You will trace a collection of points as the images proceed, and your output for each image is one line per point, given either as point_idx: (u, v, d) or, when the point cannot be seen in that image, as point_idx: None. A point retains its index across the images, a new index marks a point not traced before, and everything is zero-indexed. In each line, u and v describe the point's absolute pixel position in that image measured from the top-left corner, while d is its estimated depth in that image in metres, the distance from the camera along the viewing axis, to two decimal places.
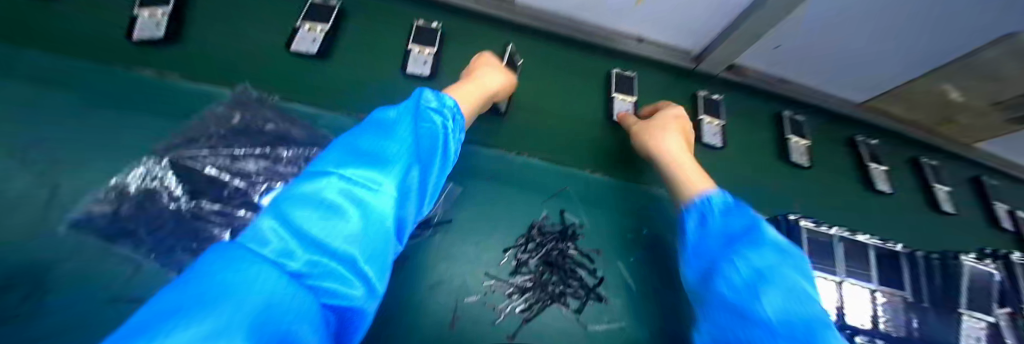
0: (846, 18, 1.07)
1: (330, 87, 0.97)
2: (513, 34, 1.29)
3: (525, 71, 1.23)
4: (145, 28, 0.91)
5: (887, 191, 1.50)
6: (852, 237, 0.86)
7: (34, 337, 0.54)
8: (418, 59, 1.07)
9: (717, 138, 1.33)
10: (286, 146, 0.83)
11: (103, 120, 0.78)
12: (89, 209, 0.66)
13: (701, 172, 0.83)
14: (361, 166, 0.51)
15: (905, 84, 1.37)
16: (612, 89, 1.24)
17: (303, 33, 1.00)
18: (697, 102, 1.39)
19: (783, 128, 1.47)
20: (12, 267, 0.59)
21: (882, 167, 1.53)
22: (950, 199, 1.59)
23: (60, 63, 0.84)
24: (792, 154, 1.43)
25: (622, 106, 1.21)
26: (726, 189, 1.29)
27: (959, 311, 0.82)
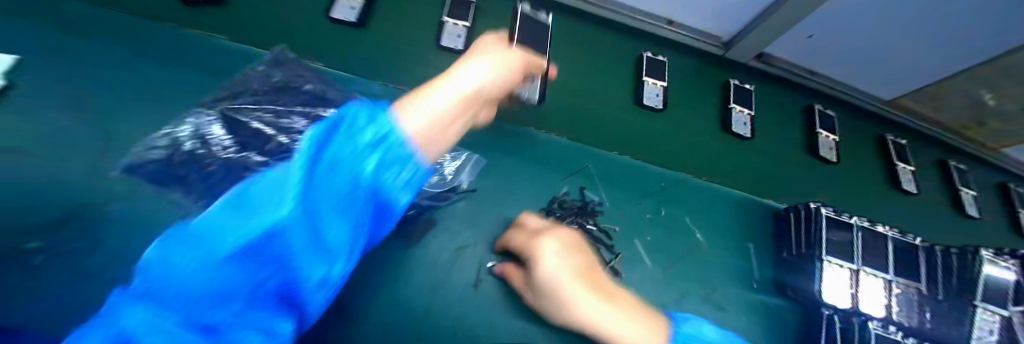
0: (894, 5, 1.02)
1: (365, 54, 1.02)
2: (541, 10, 1.29)
3: (551, 48, 1.24)
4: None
5: (912, 192, 1.48)
6: (872, 227, 0.87)
7: (113, 259, 0.62)
8: (452, 33, 1.08)
9: (747, 128, 1.31)
10: (320, 104, 0.82)
11: (156, 75, 0.86)
12: (135, 154, 0.71)
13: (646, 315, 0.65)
14: (235, 212, 0.33)
15: (942, 80, 1.33)
16: (644, 73, 1.25)
17: (342, 0, 1.04)
18: (728, 90, 1.37)
19: (811, 121, 1.45)
20: (90, 198, 0.67)
21: (909, 168, 1.52)
22: (976, 204, 1.56)
23: (120, 20, 0.93)
24: (821, 149, 1.41)
25: (654, 91, 1.23)
26: (755, 178, 1.26)
27: (973, 303, 0.81)
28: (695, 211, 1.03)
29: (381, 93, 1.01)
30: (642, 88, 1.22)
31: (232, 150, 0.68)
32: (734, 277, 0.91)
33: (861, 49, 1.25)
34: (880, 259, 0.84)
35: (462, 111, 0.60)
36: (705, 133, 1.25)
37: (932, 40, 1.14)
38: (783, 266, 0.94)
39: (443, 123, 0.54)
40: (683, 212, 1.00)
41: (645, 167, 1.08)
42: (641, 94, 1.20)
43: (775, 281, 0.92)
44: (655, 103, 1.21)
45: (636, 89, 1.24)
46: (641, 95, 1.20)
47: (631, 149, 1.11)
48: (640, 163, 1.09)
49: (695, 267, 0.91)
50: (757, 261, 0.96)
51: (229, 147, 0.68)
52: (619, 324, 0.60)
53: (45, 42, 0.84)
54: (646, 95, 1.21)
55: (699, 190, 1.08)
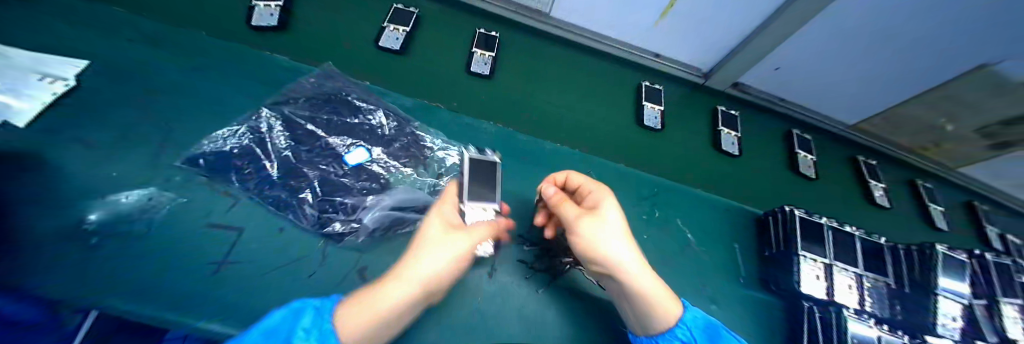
0: (847, 34, 1.19)
1: (405, 78, 1.26)
2: (547, 43, 1.54)
3: (557, 74, 1.46)
4: (262, 18, 1.24)
5: (886, 206, 1.62)
6: (839, 226, 1.04)
7: (178, 238, 0.76)
8: (479, 60, 1.34)
9: (736, 147, 1.48)
10: (366, 114, 1.03)
11: (214, 85, 1.01)
12: (201, 149, 0.85)
13: (667, 293, 0.70)
14: None
15: (891, 108, 1.52)
16: (642, 98, 1.46)
17: (390, 32, 1.31)
18: (716, 116, 1.54)
19: (792, 145, 1.62)
20: (161, 186, 0.81)
21: (881, 185, 1.66)
22: (945, 218, 1.69)
23: (192, 38, 1.11)
24: (801, 166, 1.57)
25: (651, 113, 1.42)
26: (739, 188, 1.40)
27: (934, 292, 0.97)
28: (684, 213, 1.16)
29: (412, 108, 1.13)
30: (642, 112, 1.42)
31: (287, 145, 0.89)
32: (718, 275, 1.05)
33: (823, 77, 1.43)
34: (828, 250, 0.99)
35: (416, 303, 0.62)
36: (689, 151, 1.43)
37: (881, 70, 1.32)
38: (769, 265, 1.09)
39: (389, 319, 0.57)
40: (674, 214, 1.14)
41: (641, 174, 1.20)
42: (641, 117, 1.41)
43: (760, 278, 1.08)
44: (653, 124, 1.41)
45: (637, 113, 1.44)
46: (642, 117, 1.41)
47: (621, 161, 1.29)
48: (634, 170, 1.22)
49: (682, 264, 1.03)
50: (742, 260, 1.11)
51: (285, 142, 0.89)
52: (647, 280, 0.68)
53: (130, 61, 1.00)
54: (646, 117, 1.42)
55: (690, 196, 1.20)
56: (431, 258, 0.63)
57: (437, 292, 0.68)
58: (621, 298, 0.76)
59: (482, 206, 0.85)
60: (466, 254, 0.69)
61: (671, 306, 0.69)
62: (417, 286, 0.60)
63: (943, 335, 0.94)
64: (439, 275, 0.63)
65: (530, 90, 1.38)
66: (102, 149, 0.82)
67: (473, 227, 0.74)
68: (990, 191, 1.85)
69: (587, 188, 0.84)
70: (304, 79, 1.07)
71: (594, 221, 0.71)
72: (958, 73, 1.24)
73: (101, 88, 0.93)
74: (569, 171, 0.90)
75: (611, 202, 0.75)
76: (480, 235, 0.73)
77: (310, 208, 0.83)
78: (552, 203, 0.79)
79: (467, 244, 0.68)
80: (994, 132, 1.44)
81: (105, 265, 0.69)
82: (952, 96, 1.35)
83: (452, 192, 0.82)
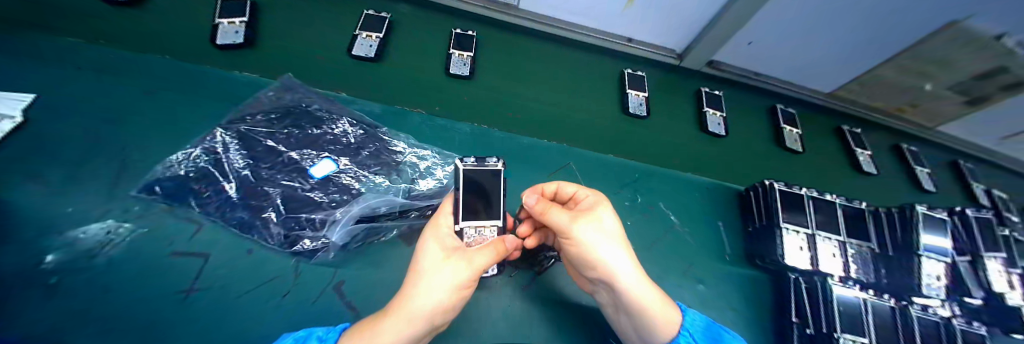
0: (814, 7, 1.18)
1: (379, 85, 1.22)
2: (522, 37, 1.51)
3: (534, 67, 1.44)
4: (226, 35, 1.17)
5: (871, 172, 1.64)
6: (819, 196, 1.04)
7: (138, 270, 0.72)
8: (458, 61, 1.31)
9: (723, 128, 1.47)
10: (329, 125, 0.99)
11: (172, 110, 0.98)
12: (157, 176, 0.82)
13: (666, 304, 0.67)
14: None
15: (865, 73, 1.53)
16: (626, 86, 1.43)
17: (362, 39, 1.27)
18: (701, 98, 1.53)
19: (776, 119, 1.62)
20: (119, 218, 0.77)
21: (867, 152, 1.68)
22: (931, 179, 1.72)
23: (150, 63, 1.08)
24: (787, 140, 1.57)
25: (635, 101, 1.40)
26: (726, 166, 1.40)
27: (917, 253, 0.98)
28: (665, 198, 1.18)
29: (381, 113, 1.13)
30: (626, 99, 1.40)
31: (246, 164, 0.84)
32: (704, 254, 1.07)
33: (796, 48, 1.43)
34: (808, 219, 0.99)
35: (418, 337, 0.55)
36: (675, 135, 1.41)
37: (851, 36, 1.32)
38: (752, 240, 1.11)
39: None
40: (656, 199, 1.16)
41: (621, 162, 1.23)
42: (627, 105, 1.39)
43: (745, 253, 1.10)
44: (639, 111, 1.39)
45: (622, 101, 1.43)
46: (626, 104, 1.39)
47: (602, 148, 1.27)
48: (613, 157, 1.24)
49: (665, 246, 1.05)
50: (727, 236, 1.13)
51: (243, 161, 0.84)
52: (648, 293, 0.64)
53: (84, 91, 0.96)
54: (631, 104, 1.39)
55: (668, 178, 1.24)
56: (431, 288, 0.55)
57: (445, 322, 0.61)
58: (619, 309, 0.71)
59: (482, 223, 0.77)
60: (471, 282, 0.60)
61: (671, 316, 0.66)
62: (417, 322, 0.53)
63: (930, 295, 0.95)
64: (443, 308, 0.56)
65: (510, 87, 1.35)
66: (54, 184, 0.78)
67: (476, 251, 0.65)
68: (971, 147, 1.87)
69: (581, 194, 0.78)
70: (262, 94, 1.03)
71: (592, 224, 0.64)
72: (925, 34, 1.25)
73: (54, 121, 0.89)
74: (559, 181, 0.83)
75: (608, 207, 0.70)
76: (485, 259, 0.63)
77: (275, 226, 0.81)
78: (537, 212, 0.71)
79: (470, 270, 0.60)
80: (968, 88, 1.46)
81: (63, 305, 0.65)
82: (923, 57, 1.36)
83: (446, 211, 0.75)
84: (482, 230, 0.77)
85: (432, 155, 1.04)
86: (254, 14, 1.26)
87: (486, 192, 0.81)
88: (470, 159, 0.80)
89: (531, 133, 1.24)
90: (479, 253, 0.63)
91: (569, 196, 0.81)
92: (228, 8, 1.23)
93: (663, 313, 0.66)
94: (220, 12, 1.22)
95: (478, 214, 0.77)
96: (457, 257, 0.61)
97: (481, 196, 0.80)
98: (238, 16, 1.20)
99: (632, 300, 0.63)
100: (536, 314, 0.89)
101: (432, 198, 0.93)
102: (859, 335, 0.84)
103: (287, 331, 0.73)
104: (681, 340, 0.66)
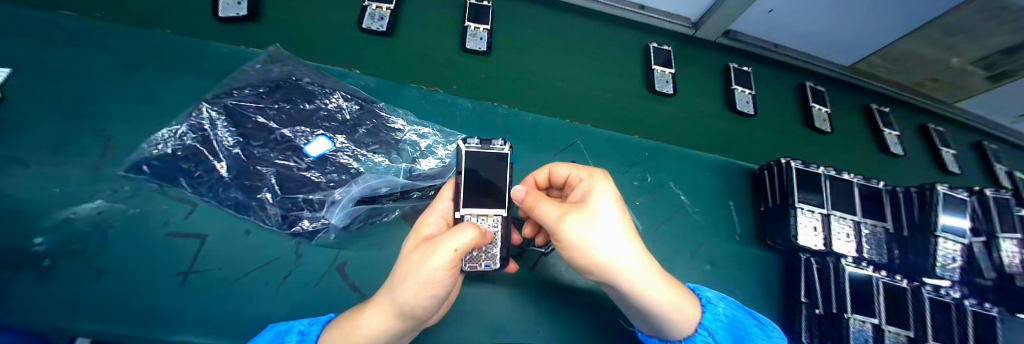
0: None
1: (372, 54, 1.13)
2: (530, 4, 1.37)
3: (543, 38, 1.32)
4: (229, 8, 1.05)
5: (898, 153, 1.61)
6: (837, 175, 1.01)
7: (133, 252, 0.71)
8: (475, 36, 1.19)
9: (751, 106, 1.40)
10: (322, 100, 0.94)
11: (156, 86, 0.92)
12: (144, 154, 0.78)
13: (672, 294, 0.64)
14: None
15: (886, 49, 1.44)
16: (652, 62, 1.33)
17: (372, 11, 1.16)
18: (729, 74, 1.45)
19: (805, 96, 1.56)
20: (107, 199, 0.74)
21: (894, 132, 1.64)
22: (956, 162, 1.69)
23: (122, 33, 0.99)
24: (816, 120, 1.52)
25: (662, 78, 1.31)
26: (744, 147, 1.34)
27: (934, 235, 0.95)
28: (675, 177, 1.15)
29: (376, 88, 1.07)
30: (652, 76, 1.30)
31: (235, 142, 0.80)
32: (711, 233, 1.06)
33: (814, 21, 1.33)
34: (823, 200, 0.96)
35: (407, 325, 0.52)
36: (692, 111, 1.33)
37: (868, 13, 1.24)
38: (764, 219, 1.09)
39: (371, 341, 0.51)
40: (665, 179, 1.13)
41: (630, 139, 1.19)
42: (652, 81, 1.30)
43: (757, 234, 1.08)
44: (666, 89, 1.30)
45: (647, 78, 1.33)
46: (652, 81, 1.29)
47: (615, 127, 1.21)
48: (621, 135, 1.19)
49: (671, 227, 1.04)
50: (736, 216, 1.12)
51: (233, 139, 0.80)
52: (649, 285, 0.61)
53: (59, 65, 0.89)
54: (658, 82, 1.30)
55: (678, 155, 1.21)
56: (400, 279, 0.49)
57: (434, 309, 0.54)
58: (618, 299, 0.70)
59: (485, 212, 0.75)
60: (452, 266, 0.48)
61: (675, 307, 0.63)
62: (394, 314, 0.50)
63: (943, 276, 0.94)
64: (423, 298, 0.47)
65: (519, 61, 1.25)
66: (38, 165, 0.75)
67: (456, 228, 0.51)
68: (989, 125, 1.81)
69: (575, 178, 0.73)
70: (248, 66, 0.97)
71: (585, 218, 0.61)
72: (946, 11, 1.18)
73: (31, 97, 0.83)
74: (551, 165, 0.79)
75: (603, 193, 0.65)
76: (467, 237, 0.49)
77: (272, 207, 0.78)
78: (527, 205, 0.68)
79: (432, 258, 0.46)
80: (993, 63, 1.38)
81: (64, 286, 0.65)
82: (949, 30, 1.27)
83: (445, 196, 0.73)
84: (485, 219, 0.75)
85: (432, 133, 1.00)
86: None
87: (490, 175, 0.76)
88: (474, 140, 0.77)
89: (538, 110, 1.18)
90: (458, 232, 0.50)
91: (563, 179, 0.77)
92: None
93: (667, 305, 0.63)
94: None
95: (483, 202, 0.75)
96: (428, 244, 0.50)
97: (492, 183, 0.77)
98: None
99: (631, 293, 0.62)
100: (538, 290, 0.90)
101: (435, 178, 0.90)
102: (869, 316, 0.84)
103: (293, 312, 0.73)
104: (697, 337, 0.66)
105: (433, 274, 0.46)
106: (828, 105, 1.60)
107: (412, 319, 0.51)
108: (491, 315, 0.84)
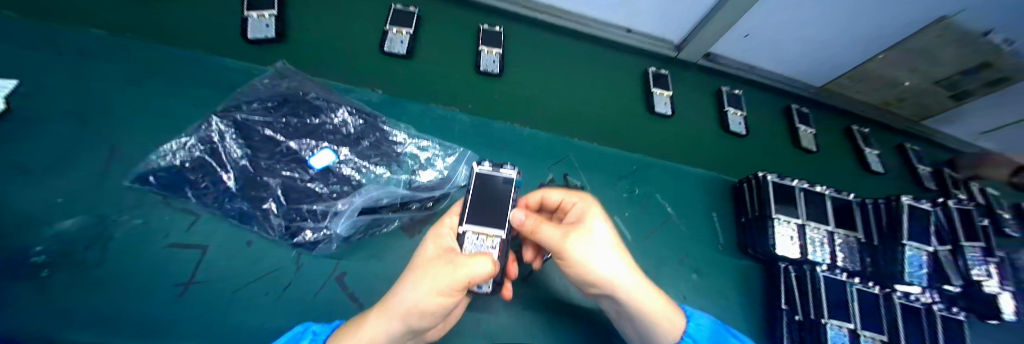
0: (797, 12, 1.23)
1: (380, 67, 1.16)
2: (530, 27, 1.45)
3: (542, 58, 1.39)
4: (257, 30, 1.08)
5: (879, 171, 1.72)
6: (810, 188, 1.08)
7: (132, 263, 0.72)
8: (487, 59, 1.25)
9: (744, 127, 1.49)
10: (325, 115, 0.98)
11: (165, 99, 0.96)
12: (150, 166, 0.80)
13: (664, 302, 0.71)
14: None
15: (855, 72, 1.56)
16: (651, 85, 1.42)
17: (393, 35, 1.20)
18: (721, 97, 1.55)
19: (791, 119, 1.67)
20: (109, 210, 0.75)
21: (874, 152, 1.75)
22: (931, 178, 1.81)
23: (133, 46, 1.03)
24: (803, 141, 1.62)
25: (662, 101, 1.39)
26: (734, 164, 1.41)
27: (902, 243, 1.01)
28: (663, 189, 1.22)
29: (377, 102, 1.13)
30: (653, 100, 1.38)
31: (243, 154, 0.83)
32: (697, 243, 1.11)
33: (787, 45, 1.44)
34: (797, 211, 1.02)
35: (397, 335, 0.55)
36: (680, 127, 1.40)
37: (838, 36, 1.35)
38: (745, 230, 1.15)
39: None
40: (653, 191, 1.19)
41: (620, 153, 1.26)
42: (652, 103, 1.38)
43: (739, 244, 1.14)
44: (664, 111, 1.37)
45: (647, 100, 1.41)
46: (653, 104, 1.37)
47: (610, 143, 1.27)
48: (610, 149, 1.26)
49: (660, 237, 1.09)
50: (720, 226, 1.17)
51: (240, 151, 0.83)
52: (645, 294, 0.68)
53: (66, 78, 0.91)
54: (657, 103, 1.38)
55: (664, 169, 1.27)
56: (412, 283, 0.54)
57: (438, 321, 0.59)
58: (618, 312, 0.76)
59: (485, 231, 0.74)
60: (466, 285, 0.54)
61: (668, 314, 0.71)
62: (395, 320, 0.53)
63: (912, 283, 0.99)
64: (436, 306, 0.52)
65: (519, 79, 1.30)
66: (44, 176, 0.76)
67: (477, 254, 0.57)
68: (954, 142, 1.94)
69: (567, 202, 0.80)
70: (256, 82, 1.01)
71: (584, 236, 0.67)
72: (912, 33, 1.30)
73: (39, 109, 0.85)
74: (544, 189, 0.84)
75: (597, 214, 0.73)
76: (485, 266, 0.54)
77: (276, 218, 0.80)
78: (527, 228, 0.75)
79: (452, 275, 0.52)
80: (955, 82, 1.50)
81: (59, 296, 0.64)
82: (911, 54, 1.39)
83: (453, 212, 0.78)
84: (482, 240, 0.73)
85: (432, 146, 1.04)
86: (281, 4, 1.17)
87: (485, 189, 0.80)
88: (486, 165, 0.84)
89: (534, 126, 1.23)
90: (479, 257, 0.55)
91: (556, 203, 0.84)
92: None
93: (661, 313, 0.70)
94: (249, 3, 1.12)
95: (486, 221, 0.75)
96: (446, 261, 0.56)
97: (495, 199, 0.79)
98: (267, 9, 1.12)
99: (631, 304, 0.68)
100: (533, 300, 0.92)
101: (433, 190, 0.94)
102: (844, 321, 0.89)
103: (292, 324, 0.73)
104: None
105: (447, 288, 0.52)
106: (814, 127, 1.70)
107: (418, 326, 0.55)
108: (488, 326, 0.85)
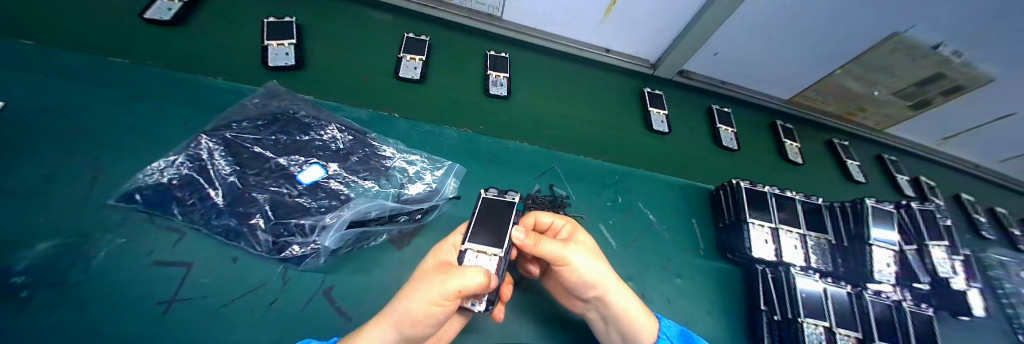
0: (759, 28, 1.33)
1: (386, 92, 1.23)
2: (525, 52, 1.54)
3: (541, 80, 1.47)
4: (277, 58, 1.17)
5: (859, 181, 1.81)
6: (780, 192, 1.15)
7: (114, 281, 0.71)
8: (495, 82, 1.35)
9: (734, 142, 1.58)
10: (313, 131, 1.00)
11: (155, 118, 0.97)
12: (137, 184, 0.80)
13: (645, 314, 0.78)
14: None
15: (818, 85, 1.68)
16: (647, 104, 1.51)
17: (406, 61, 1.29)
18: (712, 114, 1.65)
19: (778, 133, 1.77)
20: (94, 229, 0.75)
21: (854, 162, 1.86)
22: (909, 185, 1.90)
23: (124, 66, 1.05)
24: (788, 152, 1.72)
25: (658, 118, 1.48)
26: (722, 175, 1.47)
27: (868, 243, 1.08)
28: (648, 198, 1.26)
29: (367, 120, 1.15)
30: (648, 116, 1.48)
31: (232, 171, 0.84)
32: (681, 250, 1.15)
33: (757, 62, 1.54)
34: (768, 215, 1.08)
35: None
36: (667, 141, 1.48)
37: (799, 50, 1.45)
38: (722, 235, 1.20)
39: None
40: (636, 200, 1.24)
41: (603, 164, 1.30)
42: (650, 121, 1.46)
43: (718, 247, 1.19)
44: (661, 128, 1.47)
45: (644, 118, 1.50)
46: (648, 121, 1.47)
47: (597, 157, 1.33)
48: (595, 160, 1.30)
49: (644, 244, 1.12)
50: (700, 232, 1.22)
51: (229, 168, 0.85)
52: (631, 306, 0.74)
53: (55, 97, 0.92)
54: (654, 122, 1.47)
55: (645, 178, 1.32)
56: (406, 297, 0.54)
57: (429, 334, 0.58)
58: (605, 327, 0.80)
59: (485, 249, 0.74)
60: (459, 296, 0.54)
61: (650, 324, 0.77)
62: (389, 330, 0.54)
63: (882, 281, 1.06)
64: (429, 316, 0.52)
65: (518, 99, 1.38)
66: (26, 195, 0.75)
67: (470, 267, 0.59)
68: (920, 149, 2.05)
69: (558, 224, 0.85)
70: (246, 101, 1.02)
71: (582, 252, 0.73)
72: (867, 48, 1.41)
73: (27, 128, 0.85)
74: (536, 213, 0.87)
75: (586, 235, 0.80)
76: (477, 278, 0.56)
77: (263, 233, 0.80)
78: (528, 244, 0.73)
79: (442, 284, 0.53)
80: (912, 93, 1.62)
81: (32, 318, 0.62)
82: (868, 67, 1.51)
83: (458, 231, 0.82)
84: (481, 256, 0.74)
85: (420, 160, 1.07)
86: (302, 36, 1.27)
87: (483, 210, 0.84)
88: (492, 191, 0.89)
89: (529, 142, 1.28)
90: (471, 270, 0.57)
91: (546, 225, 0.87)
92: (235, 29, 1.25)
93: (645, 323, 0.76)
94: (268, 33, 1.21)
95: (486, 240, 0.76)
96: (439, 274, 0.57)
97: (489, 215, 0.83)
98: (285, 39, 1.21)
99: (620, 316, 0.74)
100: (523, 310, 0.94)
101: (422, 202, 0.96)
102: (819, 320, 0.92)
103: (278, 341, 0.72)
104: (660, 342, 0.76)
105: (437, 299, 0.52)
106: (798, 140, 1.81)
107: (411, 338, 0.55)
108: (479, 336, 0.85)
